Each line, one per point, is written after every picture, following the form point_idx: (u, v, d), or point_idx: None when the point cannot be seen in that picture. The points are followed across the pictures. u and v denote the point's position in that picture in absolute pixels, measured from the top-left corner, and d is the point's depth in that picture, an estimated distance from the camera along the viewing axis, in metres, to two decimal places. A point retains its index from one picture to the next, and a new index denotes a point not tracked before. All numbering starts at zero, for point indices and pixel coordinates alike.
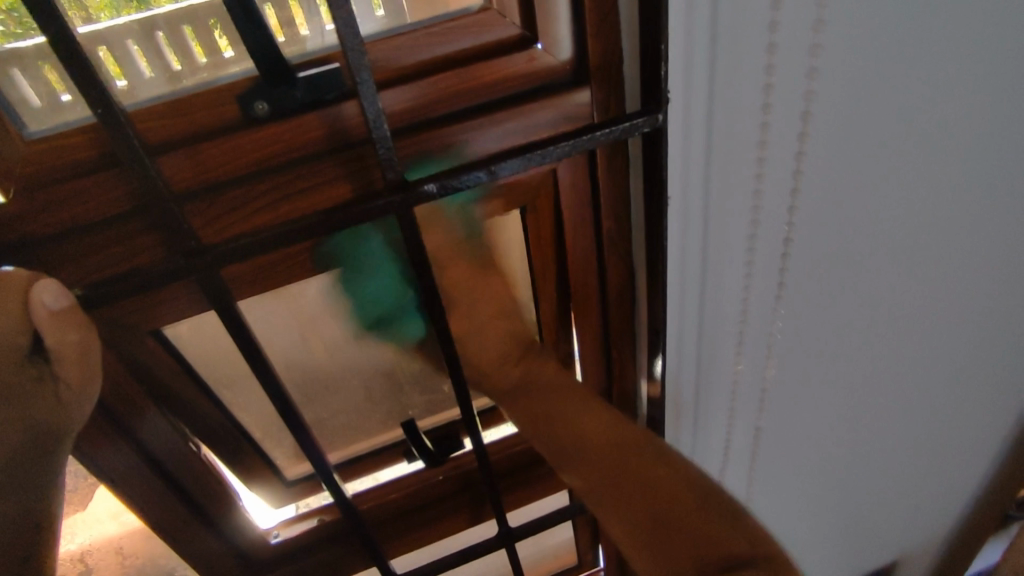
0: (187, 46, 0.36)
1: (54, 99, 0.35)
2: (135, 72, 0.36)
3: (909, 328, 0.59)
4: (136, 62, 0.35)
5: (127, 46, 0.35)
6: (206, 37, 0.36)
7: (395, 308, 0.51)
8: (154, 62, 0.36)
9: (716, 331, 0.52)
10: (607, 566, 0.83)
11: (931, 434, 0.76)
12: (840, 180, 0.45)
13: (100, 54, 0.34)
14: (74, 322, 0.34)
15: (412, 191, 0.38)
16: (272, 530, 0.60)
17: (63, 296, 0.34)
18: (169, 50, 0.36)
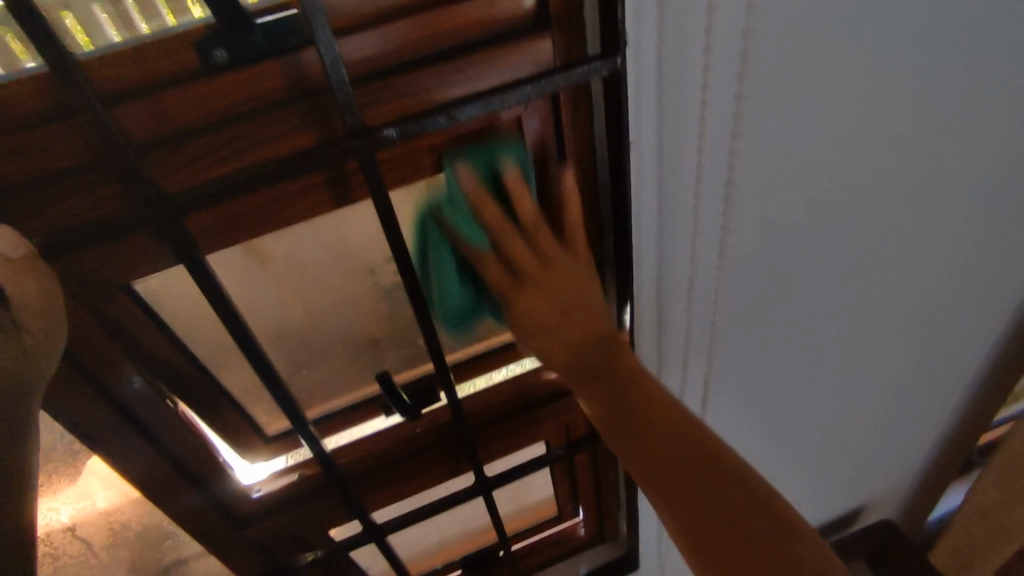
0: (154, 10, 0.35)
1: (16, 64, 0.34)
2: (101, 36, 0.34)
3: (870, 280, 0.60)
4: (104, 29, 0.34)
5: (92, 11, 0.34)
6: (178, 4, 0.35)
7: (379, 276, 0.52)
8: (121, 28, 0.35)
9: (677, 288, 0.53)
10: (585, 515, 0.86)
11: (896, 380, 0.78)
12: (790, 142, 0.45)
13: (64, 20, 0.33)
14: (31, 271, 0.37)
15: (373, 136, 0.38)
16: (255, 486, 0.61)
17: (17, 245, 0.36)
18: (136, 15, 0.35)
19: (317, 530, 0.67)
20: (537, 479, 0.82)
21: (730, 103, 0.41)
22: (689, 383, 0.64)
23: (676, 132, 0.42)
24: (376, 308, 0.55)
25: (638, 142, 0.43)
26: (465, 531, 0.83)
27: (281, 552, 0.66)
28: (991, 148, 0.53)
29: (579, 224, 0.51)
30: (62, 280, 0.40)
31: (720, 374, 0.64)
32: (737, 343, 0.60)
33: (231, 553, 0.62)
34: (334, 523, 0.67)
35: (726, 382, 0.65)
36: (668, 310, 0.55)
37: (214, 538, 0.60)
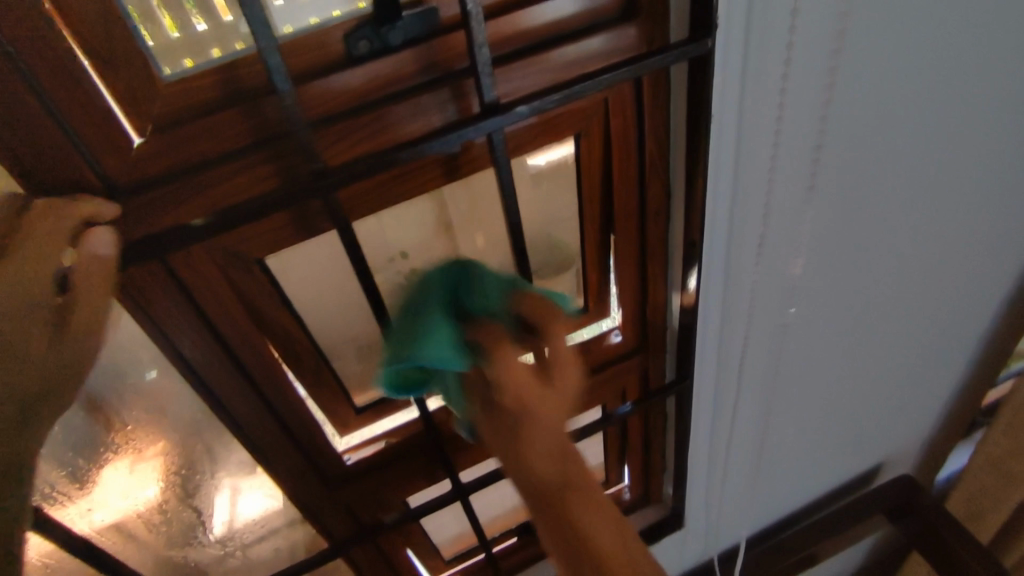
0: None
1: (166, 41, 0.38)
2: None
3: (905, 245, 0.67)
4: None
5: None
6: None
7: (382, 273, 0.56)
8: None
9: (746, 251, 0.58)
10: (632, 480, 0.92)
11: (924, 342, 0.84)
12: (853, 111, 0.51)
13: None
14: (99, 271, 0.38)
15: (506, 112, 0.43)
16: (345, 454, 0.65)
17: (107, 242, 0.38)
18: None
19: (398, 494, 0.71)
20: (588, 447, 0.88)
21: (809, 72, 0.47)
22: (744, 349, 0.68)
23: (756, 103, 0.48)
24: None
25: (721, 115, 0.48)
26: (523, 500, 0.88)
27: (365, 518, 0.71)
28: (1013, 117, 0.59)
29: (651, 194, 0.57)
30: (212, 253, 0.45)
31: (778, 338, 0.68)
32: (794, 304, 0.66)
33: (323, 514, 0.67)
34: (413, 487, 0.72)
35: (782, 346, 0.70)
36: (738, 273, 0.60)
37: (311, 498, 0.65)
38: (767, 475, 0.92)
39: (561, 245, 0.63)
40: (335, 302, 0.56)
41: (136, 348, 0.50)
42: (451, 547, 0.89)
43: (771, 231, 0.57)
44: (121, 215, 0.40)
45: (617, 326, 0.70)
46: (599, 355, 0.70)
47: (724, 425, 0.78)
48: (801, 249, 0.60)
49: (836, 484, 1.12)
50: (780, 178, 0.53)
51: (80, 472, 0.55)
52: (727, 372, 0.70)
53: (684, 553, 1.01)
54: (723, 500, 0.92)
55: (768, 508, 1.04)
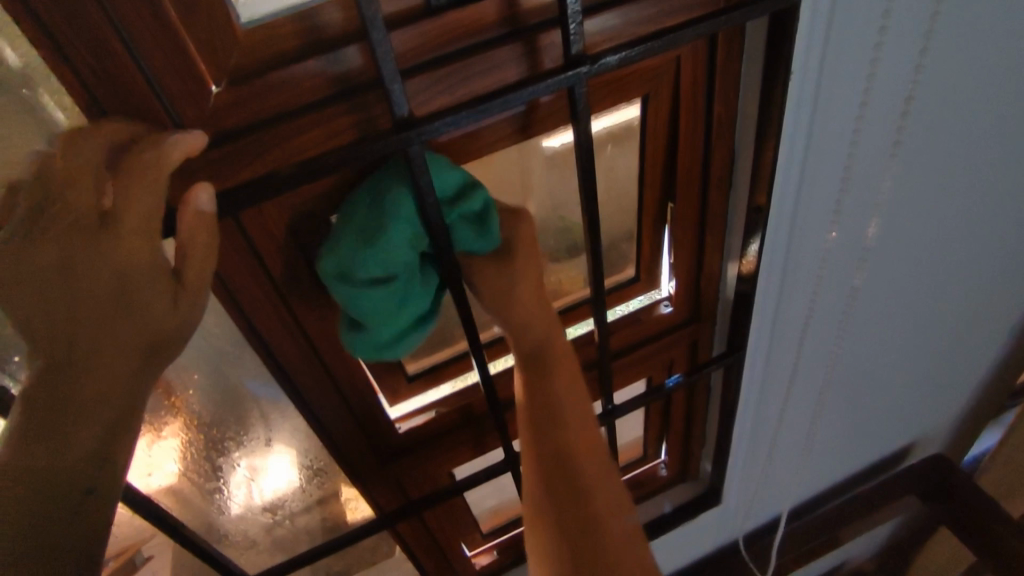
0: None
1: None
2: None
3: (969, 223, 0.65)
4: None
5: None
6: None
7: None
8: None
9: (810, 221, 0.57)
10: (669, 455, 0.91)
11: (974, 324, 0.83)
12: (936, 78, 0.50)
13: None
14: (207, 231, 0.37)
15: (594, 63, 0.42)
16: (397, 423, 0.64)
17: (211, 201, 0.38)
18: None
19: (445, 466, 0.71)
20: (627, 421, 0.87)
21: (897, 33, 0.46)
22: (798, 323, 0.67)
23: (839, 65, 0.47)
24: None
25: (802, 77, 0.47)
26: None
27: (412, 488, 0.70)
28: None
29: (716, 158, 0.55)
30: (283, 210, 0.44)
31: (831, 313, 0.68)
32: (851, 279, 0.65)
33: (373, 485, 0.67)
34: (460, 459, 0.71)
35: (835, 322, 0.69)
36: (801, 244, 0.59)
37: (362, 469, 0.64)
38: (804, 454, 0.92)
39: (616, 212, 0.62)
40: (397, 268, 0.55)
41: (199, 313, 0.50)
42: (489, 521, 0.89)
43: (838, 201, 0.56)
44: (197, 169, 0.39)
45: (667, 297, 0.69)
46: (649, 326, 0.70)
47: (770, 400, 0.77)
48: (865, 220, 0.59)
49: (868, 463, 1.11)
50: (853, 146, 0.52)
51: (138, 432, 0.55)
52: (778, 346, 0.70)
53: (717, 529, 1.01)
54: (760, 477, 0.92)
55: (802, 487, 1.04)
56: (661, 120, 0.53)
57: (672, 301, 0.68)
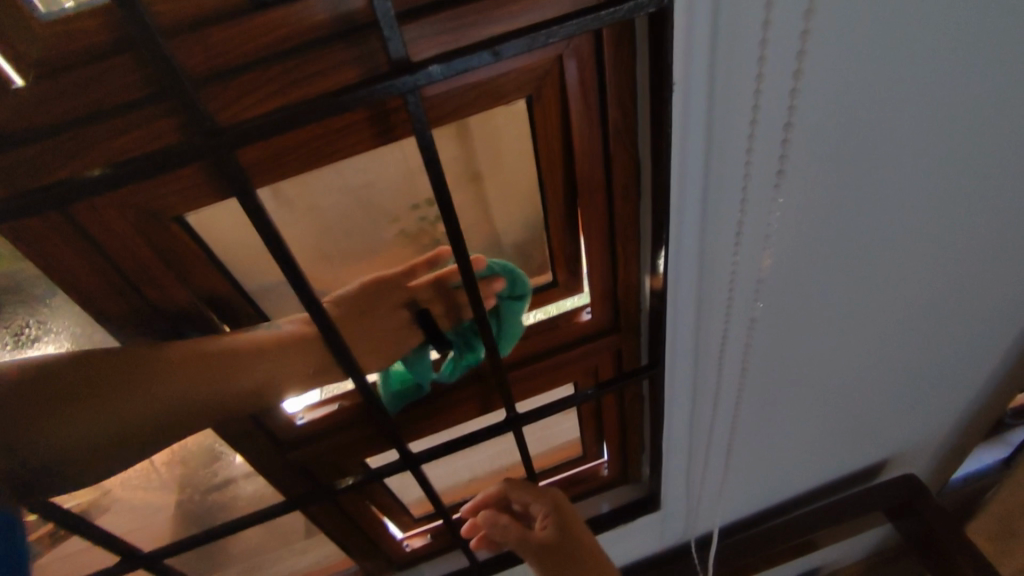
0: None
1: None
2: None
3: (906, 249, 0.60)
4: None
5: None
6: None
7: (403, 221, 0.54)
8: None
9: (712, 240, 0.53)
10: (610, 456, 0.89)
11: (930, 345, 0.77)
12: (834, 92, 0.44)
13: None
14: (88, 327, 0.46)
15: (418, 73, 0.38)
16: (298, 413, 0.64)
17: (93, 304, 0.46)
18: None
19: (355, 457, 0.71)
20: (564, 420, 0.84)
21: (784, 41, 0.40)
22: (715, 340, 0.63)
23: (725, 74, 0.42)
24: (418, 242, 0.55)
25: (686, 85, 0.42)
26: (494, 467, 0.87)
27: (320, 478, 0.70)
28: None
29: (616, 165, 0.51)
30: (119, 209, 0.43)
31: (752, 332, 0.64)
32: (769, 300, 0.60)
33: (273, 474, 0.66)
34: (369, 451, 0.71)
35: (758, 341, 0.65)
36: (706, 262, 0.55)
37: (262, 459, 0.63)
38: (748, 465, 0.89)
39: (523, 214, 0.59)
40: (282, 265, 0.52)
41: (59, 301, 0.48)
42: (419, 506, 0.88)
43: (742, 220, 0.52)
44: (6, 167, 0.38)
45: (589, 303, 0.66)
46: (569, 332, 0.67)
47: (702, 414, 0.74)
48: (774, 240, 0.54)
49: (834, 477, 1.06)
50: (751, 164, 0.48)
51: None
52: (703, 362, 0.66)
53: (662, 529, 0.99)
54: (702, 484, 0.89)
55: (754, 496, 1.00)
56: (548, 120, 0.49)
57: (592, 309, 0.65)
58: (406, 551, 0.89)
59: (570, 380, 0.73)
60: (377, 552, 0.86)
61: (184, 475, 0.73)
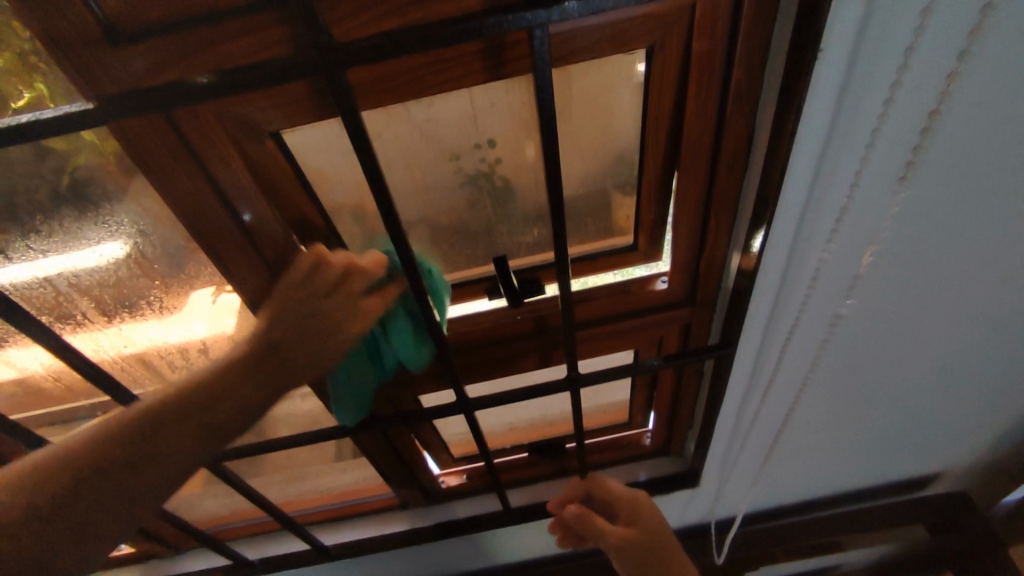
0: None
1: None
2: None
3: (1015, 269, 0.56)
4: None
5: None
6: None
7: (462, 160, 0.51)
8: None
9: (814, 228, 0.50)
10: (655, 427, 0.87)
11: (1015, 370, 0.73)
12: (991, 85, 0.40)
13: None
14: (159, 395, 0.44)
15: (554, 7, 0.36)
16: None
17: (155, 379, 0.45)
18: None
19: (408, 392, 0.72)
20: (615, 385, 0.82)
21: (953, 17, 0.37)
22: (789, 333, 0.61)
23: (877, 45, 0.38)
24: (505, 185, 0.54)
25: (830, 53, 0.39)
26: (538, 420, 0.86)
27: (374, 407, 0.71)
28: None
29: (728, 131, 0.48)
30: (213, 116, 0.42)
31: (832, 332, 0.60)
32: (857, 302, 0.57)
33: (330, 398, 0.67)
34: (422, 388, 0.71)
35: (835, 342, 0.62)
36: (802, 251, 0.52)
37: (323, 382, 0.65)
38: (788, 460, 0.86)
39: (617, 172, 0.56)
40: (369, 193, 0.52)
41: (138, 196, 0.49)
42: (460, 446, 0.89)
43: (852, 213, 0.48)
44: (118, 58, 0.37)
45: (666, 272, 0.63)
46: (640, 299, 0.65)
47: (758, 404, 0.72)
48: (880, 240, 0.51)
49: (873, 485, 1.04)
50: (880, 153, 0.44)
51: (107, 306, 0.56)
52: (769, 352, 0.63)
53: (691, 506, 0.98)
54: (745, 470, 0.88)
55: (790, 489, 0.99)
56: (663, 74, 0.46)
57: (669, 278, 0.63)
58: (442, 486, 0.92)
59: (631, 348, 0.71)
60: (415, 484, 0.89)
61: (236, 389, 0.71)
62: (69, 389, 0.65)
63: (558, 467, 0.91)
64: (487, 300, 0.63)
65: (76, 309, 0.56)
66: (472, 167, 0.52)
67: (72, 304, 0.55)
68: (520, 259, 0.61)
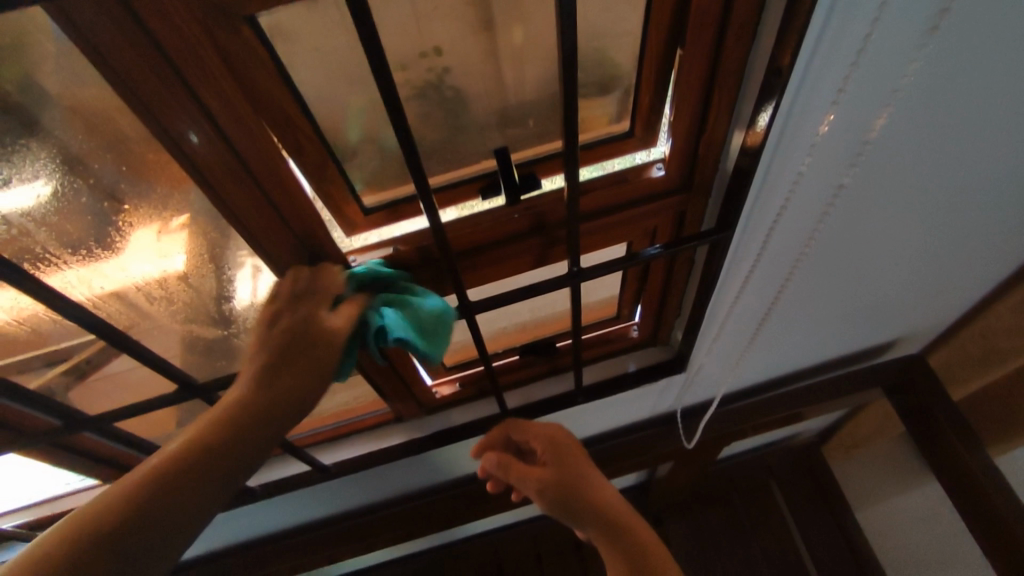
0: None
1: None
2: None
3: (997, 131, 0.56)
4: None
5: None
6: None
7: (409, 71, 0.48)
8: None
9: (817, 100, 0.49)
10: (642, 318, 0.89)
11: (984, 236, 0.75)
12: None
13: None
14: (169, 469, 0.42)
15: None
16: (351, 257, 0.62)
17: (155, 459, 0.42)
18: None
19: None
20: (604, 280, 0.82)
21: None
22: (781, 210, 0.61)
23: None
24: (456, 95, 0.51)
25: None
26: (528, 323, 0.87)
27: None
28: None
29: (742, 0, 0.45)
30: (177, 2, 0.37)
31: (822, 204, 0.61)
32: (849, 172, 0.57)
33: None
34: None
35: (822, 215, 0.63)
36: (803, 124, 0.51)
37: None
38: (772, 337, 0.90)
39: (619, 57, 0.53)
40: (361, 85, 0.48)
41: (96, 99, 0.43)
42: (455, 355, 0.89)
43: (856, 81, 0.47)
44: None
45: (662, 159, 0.62)
46: (637, 187, 0.63)
47: (743, 285, 0.74)
48: (878, 108, 0.50)
49: (840, 356, 1.09)
50: (894, 15, 0.42)
51: (73, 237, 0.50)
52: (762, 229, 0.64)
53: (673, 391, 1.02)
54: (726, 353, 0.91)
55: (767, 365, 1.04)
56: None
57: (665, 164, 0.62)
58: (436, 397, 0.92)
59: (624, 240, 0.71)
60: (409, 396, 0.89)
61: (220, 317, 0.66)
62: (35, 336, 0.58)
63: (549, 366, 0.92)
64: (477, 203, 0.60)
65: (35, 244, 0.49)
66: (421, 78, 0.48)
67: (29, 237, 0.48)
68: (518, 155, 0.58)
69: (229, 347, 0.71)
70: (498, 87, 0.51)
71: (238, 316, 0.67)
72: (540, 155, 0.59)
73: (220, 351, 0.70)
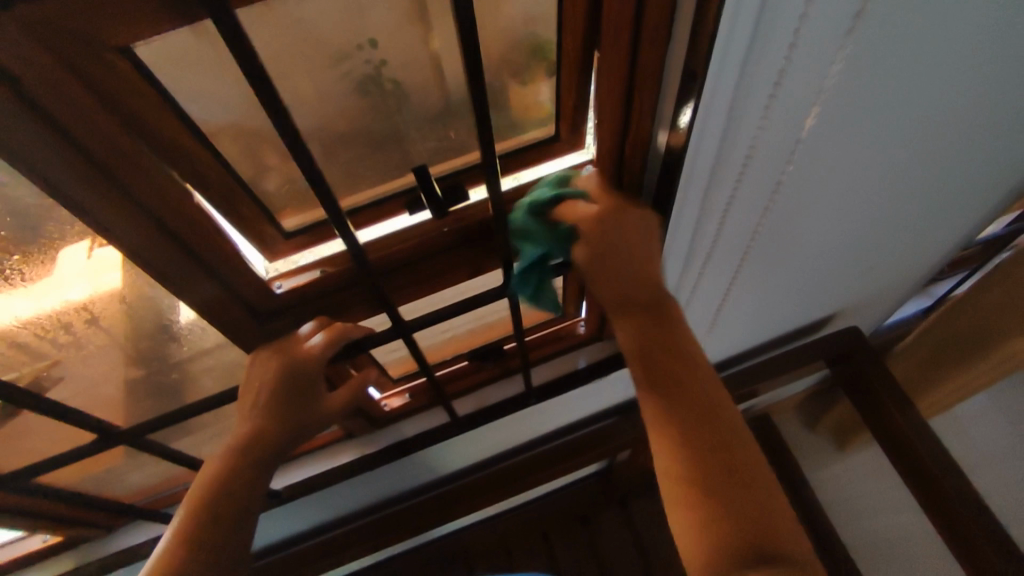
0: None
1: None
2: None
3: (926, 115, 0.58)
4: None
5: None
6: None
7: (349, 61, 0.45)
8: None
9: (750, 93, 0.48)
10: (588, 315, 0.89)
11: (918, 212, 0.77)
12: None
13: None
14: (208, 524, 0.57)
15: None
16: (276, 282, 0.60)
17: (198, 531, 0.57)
18: None
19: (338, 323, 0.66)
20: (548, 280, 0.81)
21: None
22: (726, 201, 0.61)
23: None
24: (396, 86, 0.48)
25: None
26: (475, 328, 0.84)
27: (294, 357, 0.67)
28: None
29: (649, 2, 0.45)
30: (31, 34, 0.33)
31: (764, 194, 0.61)
32: (788, 162, 0.57)
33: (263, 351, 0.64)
34: (352, 318, 0.67)
35: (766, 205, 0.63)
36: (738, 118, 0.51)
37: (238, 329, 0.60)
38: (724, 320, 0.91)
39: (531, 58, 0.51)
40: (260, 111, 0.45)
41: None
42: (399, 366, 0.87)
43: (788, 74, 0.47)
44: None
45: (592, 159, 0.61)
46: None
47: (693, 274, 0.73)
48: (811, 99, 0.50)
49: (786, 331, 1.12)
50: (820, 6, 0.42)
51: None
52: (708, 222, 0.64)
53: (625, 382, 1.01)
54: None
55: (721, 346, 1.05)
56: None
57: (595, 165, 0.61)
58: (386, 410, 0.90)
59: None
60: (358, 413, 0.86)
61: (138, 356, 0.62)
62: None
63: (498, 370, 0.91)
64: (407, 216, 0.58)
65: None
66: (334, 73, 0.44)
67: None
68: (440, 165, 0.56)
69: (153, 385, 0.67)
70: (408, 96, 0.49)
71: (159, 352, 0.63)
72: (459, 166, 0.57)
73: (144, 389, 0.66)
